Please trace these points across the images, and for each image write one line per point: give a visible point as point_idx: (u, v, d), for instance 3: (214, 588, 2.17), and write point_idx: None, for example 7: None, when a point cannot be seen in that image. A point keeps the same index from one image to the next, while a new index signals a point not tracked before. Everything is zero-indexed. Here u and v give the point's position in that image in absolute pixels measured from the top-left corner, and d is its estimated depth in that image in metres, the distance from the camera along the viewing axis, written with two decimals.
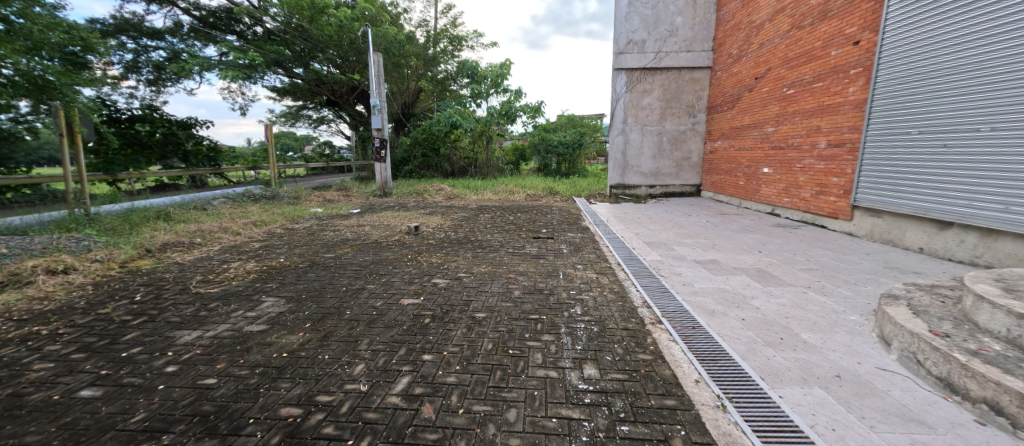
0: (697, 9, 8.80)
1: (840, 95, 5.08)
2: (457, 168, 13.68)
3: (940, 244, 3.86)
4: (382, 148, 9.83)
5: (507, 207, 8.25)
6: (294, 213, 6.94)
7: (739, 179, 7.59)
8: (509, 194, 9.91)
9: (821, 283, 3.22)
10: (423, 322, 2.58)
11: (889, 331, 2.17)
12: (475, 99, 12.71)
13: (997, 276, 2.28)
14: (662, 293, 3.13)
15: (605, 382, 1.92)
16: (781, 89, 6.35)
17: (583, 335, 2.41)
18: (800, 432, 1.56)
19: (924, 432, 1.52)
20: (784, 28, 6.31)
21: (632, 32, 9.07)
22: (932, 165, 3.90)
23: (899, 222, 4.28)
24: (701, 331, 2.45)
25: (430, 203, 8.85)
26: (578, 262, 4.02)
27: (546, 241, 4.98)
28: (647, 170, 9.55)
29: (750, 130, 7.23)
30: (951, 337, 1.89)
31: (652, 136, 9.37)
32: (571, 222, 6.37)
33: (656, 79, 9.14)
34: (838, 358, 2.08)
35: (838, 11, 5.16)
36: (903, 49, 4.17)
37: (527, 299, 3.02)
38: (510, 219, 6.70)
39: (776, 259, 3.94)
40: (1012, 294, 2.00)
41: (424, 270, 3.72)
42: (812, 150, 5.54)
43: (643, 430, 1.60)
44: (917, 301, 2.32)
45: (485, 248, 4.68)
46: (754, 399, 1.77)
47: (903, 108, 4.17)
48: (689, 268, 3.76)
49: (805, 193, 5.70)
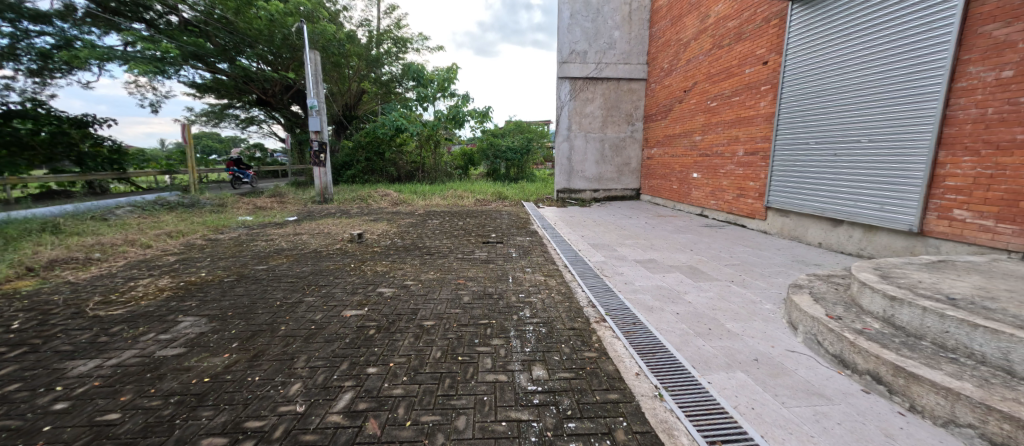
0: (632, 25, 9.42)
1: (753, 109, 5.71)
2: (403, 173, 13.40)
3: (835, 239, 4.43)
4: (321, 152, 9.26)
5: (455, 212, 8.14)
6: (218, 222, 6.34)
7: (673, 184, 8.20)
8: (458, 200, 9.82)
9: (741, 277, 3.58)
10: (367, 334, 2.47)
11: (796, 317, 2.45)
12: (421, 103, 12.46)
13: (875, 264, 2.69)
14: (607, 292, 3.27)
15: (554, 382, 1.97)
16: (706, 101, 6.98)
17: (531, 337, 2.46)
18: (725, 413, 1.71)
19: (824, 403, 1.74)
20: (706, 47, 6.96)
21: (574, 43, 9.42)
22: (827, 171, 4.50)
23: (803, 221, 4.87)
24: (640, 326, 2.60)
25: (374, 209, 8.54)
26: (526, 266, 4.08)
27: (495, 246, 5.01)
28: (591, 175, 9.95)
29: (681, 139, 7.85)
30: (843, 319, 2.18)
31: (595, 142, 9.81)
32: (519, 226, 6.46)
33: (598, 89, 9.60)
34: (755, 343, 2.32)
35: (749, 34, 5.81)
36: (802, 71, 4.81)
37: (476, 305, 3.00)
38: (458, 224, 6.63)
39: (705, 256, 4.30)
40: (886, 279, 2.36)
41: (367, 279, 3.56)
42: (732, 157, 6.15)
43: (588, 424, 1.66)
44: (817, 289, 2.67)
45: (433, 254, 4.59)
46: (687, 386, 1.91)
47: (804, 121, 4.79)
48: (629, 267, 3.99)
49: (726, 197, 6.32)
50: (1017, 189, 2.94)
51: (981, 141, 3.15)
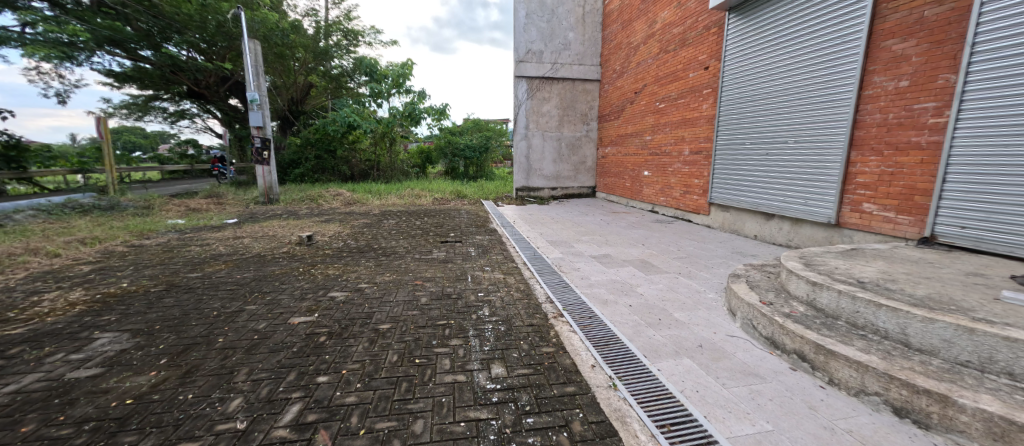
0: (586, 27, 9.69)
1: (697, 111, 6.08)
2: (357, 171, 12.89)
3: (768, 232, 4.84)
4: (264, 149, 8.64)
5: (413, 212, 7.94)
6: (144, 226, 5.72)
7: (626, 182, 8.54)
8: (416, 199, 9.60)
9: (688, 269, 3.81)
10: (317, 341, 2.35)
11: (735, 304, 2.65)
12: (375, 98, 12.03)
13: (801, 254, 2.97)
14: (564, 288, 3.34)
15: (512, 379, 1.98)
16: (654, 103, 7.34)
17: (490, 335, 2.46)
18: (673, 397, 1.82)
19: (758, 382, 1.90)
20: (654, 51, 7.31)
21: (530, 42, 9.51)
22: (761, 169, 4.90)
23: (741, 215, 5.26)
24: (596, 320, 2.69)
25: (326, 209, 8.12)
26: (485, 264, 4.07)
27: (454, 245, 4.95)
28: (549, 173, 10.12)
29: (633, 139, 8.20)
30: (774, 305, 2.39)
31: (552, 141, 9.98)
32: (479, 225, 6.43)
33: (554, 89, 9.77)
34: (700, 331, 2.49)
35: (692, 41, 6.18)
36: (739, 76, 5.19)
37: (434, 305, 2.95)
38: (416, 224, 6.48)
39: (655, 251, 4.53)
40: (810, 267, 2.61)
41: (318, 284, 3.38)
42: (679, 156, 6.52)
43: (546, 418, 1.69)
44: (753, 277, 2.90)
45: (389, 255, 4.45)
46: (639, 375, 2.00)
47: (741, 123, 5.18)
48: (586, 263, 4.11)
49: (674, 194, 6.70)
50: (911, 184, 3.35)
51: (883, 143, 3.57)
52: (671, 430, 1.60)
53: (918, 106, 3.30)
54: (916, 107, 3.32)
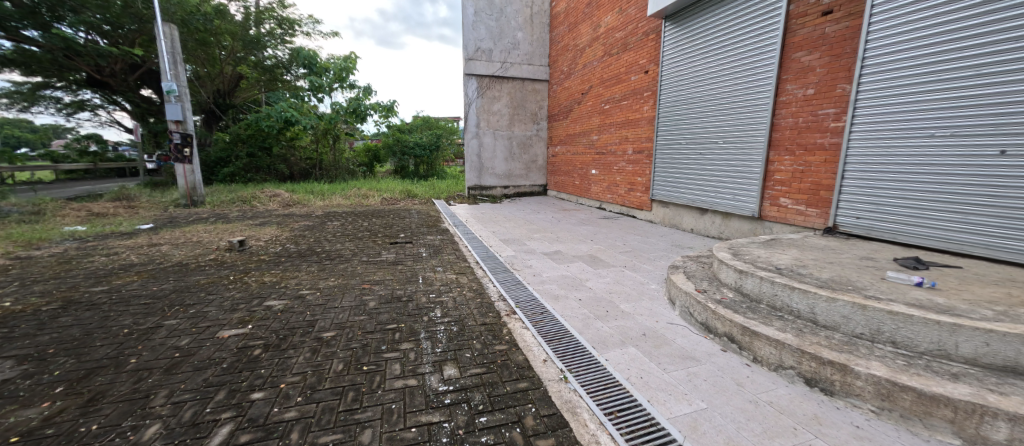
0: (534, 28, 9.83)
1: (639, 113, 6.43)
2: (297, 170, 12.14)
3: (703, 225, 5.23)
4: (185, 146, 7.78)
5: (359, 213, 7.59)
6: (32, 235, 4.92)
7: (575, 180, 8.81)
8: (363, 199, 9.17)
9: (632, 262, 4.02)
10: (252, 355, 2.16)
11: (674, 293, 2.83)
12: (315, 93, 11.39)
13: (730, 244, 3.25)
14: (516, 285, 3.38)
15: (465, 379, 1.97)
16: (600, 104, 7.64)
17: (442, 336, 2.42)
18: (619, 385, 1.91)
19: (694, 365, 2.05)
20: (599, 54, 7.59)
21: (479, 40, 9.45)
22: (695, 168, 5.28)
23: (679, 211, 5.65)
24: (547, 315, 2.75)
25: (261, 212, 7.50)
26: (437, 265, 4.00)
27: (404, 246, 4.81)
28: (501, 171, 10.15)
29: (581, 138, 8.47)
30: (707, 292, 2.59)
31: (503, 140, 10.03)
32: (430, 225, 6.30)
33: (504, 88, 9.81)
34: (643, 320, 2.63)
35: (633, 45, 6.51)
36: (675, 81, 5.56)
37: (383, 309, 2.84)
38: (363, 225, 6.20)
39: (603, 246, 4.72)
40: (737, 256, 2.87)
41: (252, 293, 3.11)
42: (623, 156, 6.85)
43: (499, 416, 1.70)
44: (689, 268, 3.13)
45: (333, 259, 4.21)
46: (588, 366, 2.08)
47: (678, 125, 5.55)
48: (537, 260, 4.18)
49: (620, 191, 7.02)
50: (818, 181, 3.79)
51: (795, 144, 3.99)
52: (617, 416, 1.68)
53: (823, 112, 3.73)
54: (820, 113, 3.75)
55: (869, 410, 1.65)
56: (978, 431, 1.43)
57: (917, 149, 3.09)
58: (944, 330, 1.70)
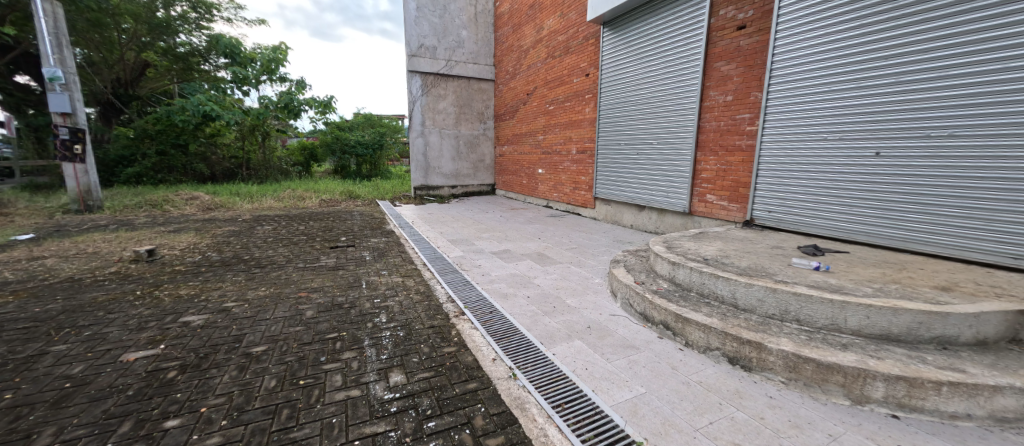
0: (478, 27, 9.79)
1: (581, 114, 6.67)
2: (220, 171, 11.06)
3: (641, 221, 5.56)
4: (75, 142, 6.70)
5: (294, 215, 7.05)
6: None
7: (522, 179, 8.94)
8: (299, 201, 8.54)
9: (578, 258, 4.16)
10: (166, 378, 1.92)
11: (616, 286, 2.98)
12: (239, 85, 10.36)
13: (665, 238, 3.49)
14: (465, 286, 3.35)
15: (412, 385, 1.91)
16: (544, 105, 7.81)
17: (388, 343, 2.33)
18: (566, 378, 1.97)
19: (634, 353, 2.18)
20: (542, 55, 7.75)
21: (422, 37, 9.21)
22: (633, 167, 5.59)
23: (620, 208, 5.96)
24: (496, 314, 2.76)
25: (176, 217, 6.69)
26: (382, 269, 3.84)
27: (345, 250, 4.56)
28: (448, 171, 10.00)
29: (527, 138, 8.60)
30: (645, 284, 2.76)
31: (450, 139, 9.88)
32: (373, 227, 6.03)
33: (449, 86, 9.67)
34: (588, 313, 2.74)
35: (574, 49, 6.73)
36: (614, 85, 5.85)
37: (322, 318, 2.67)
38: (299, 229, 5.78)
39: (550, 243, 4.83)
40: (671, 249, 3.08)
41: (165, 308, 2.77)
42: (567, 155, 7.07)
43: (447, 419, 1.68)
44: (629, 262, 3.31)
45: (264, 266, 3.87)
46: (536, 362, 2.12)
47: (617, 126, 5.85)
48: (486, 259, 4.18)
49: (565, 190, 7.24)
50: (738, 179, 4.20)
51: (718, 146, 4.38)
52: (564, 408, 1.74)
53: (740, 117, 4.13)
54: (738, 117, 4.16)
55: (779, 382, 1.86)
56: (863, 392, 1.68)
57: (815, 150, 3.51)
58: (836, 307, 1.97)
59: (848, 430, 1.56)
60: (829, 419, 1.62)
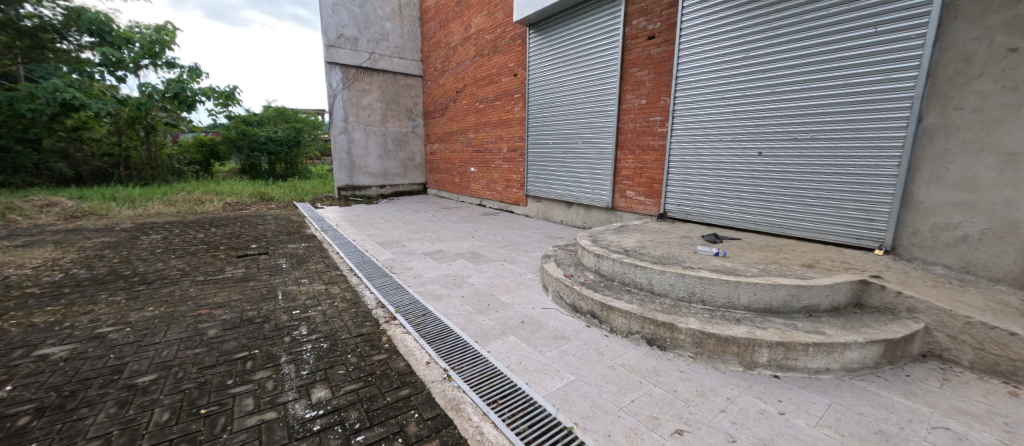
0: (403, 20, 9.42)
1: (511, 113, 6.78)
2: (90, 172, 9.15)
3: (570, 217, 5.82)
4: None
5: (192, 222, 6.15)
6: None
7: (455, 178, 8.83)
8: (196, 205, 7.47)
9: (511, 255, 4.23)
10: (12, 428, 1.56)
11: (547, 280, 3.08)
12: (112, 69, 8.76)
13: (592, 232, 3.70)
14: (395, 289, 3.22)
15: (338, 399, 1.79)
16: (475, 103, 7.78)
17: (309, 356, 2.15)
18: (500, 373, 1.99)
19: (565, 343, 2.28)
20: (471, 53, 7.71)
21: (341, 26, 8.59)
22: (561, 165, 5.83)
23: (550, 204, 6.18)
24: (430, 316, 2.70)
25: (26, 228, 5.44)
26: (301, 277, 3.53)
27: (257, 258, 4.10)
28: (375, 170, 9.50)
29: (458, 136, 8.50)
30: (573, 277, 2.90)
31: (376, 136, 9.39)
32: (291, 232, 5.51)
33: (373, 80, 9.18)
34: (522, 308, 2.81)
35: (502, 49, 6.81)
36: (541, 86, 6.04)
37: (229, 336, 2.38)
38: (198, 237, 5.05)
39: (484, 242, 4.85)
40: (597, 243, 3.28)
41: (11, 342, 2.24)
42: (499, 154, 7.14)
43: (378, 430, 1.60)
44: (559, 256, 3.45)
45: (152, 282, 3.33)
46: (470, 361, 2.12)
47: (546, 126, 6.05)
48: (418, 261, 4.06)
49: (498, 188, 7.30)
50: (653, 176, 4.59)
51: (635, 146, 4.75)
52: (499, 403, 1.76)
53: (652, 119, 4.52)
54: (650, 120, 4.55)
55: (688, 357, 2.08)
56: (752, 358, 1.95)
57: (713, 150, 3.97)
58: (731, 286, 2.26)
59: (742, 393, 1.80)
60: (728, 385, 1.86)
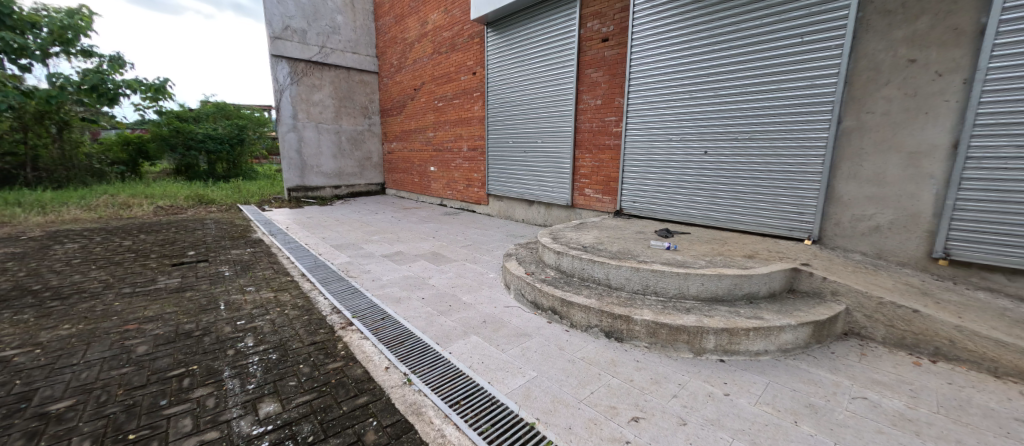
0: (356, 13, 9.05)
1: (470, 112, 6.73)
2: None
3: (531, 215, 5.89)
4: None
5: (116, 228, 5.54)
6: None
7: (414, 177, 8.63)
8: (121, 209, 6.74)
9: (473, 255, 4.20)
10: None
11: (509, 279, 3.09)
12: (13, 57, 7.68)
13: (552, 230, 3.76)
14: (352, 294, 3.09)
15: (290, 412, 1.69)
16: (433, 101, 7.64)
17: (257, 369, 2.02)
18: (462, 374, 1.98)
19: (527, 340, 2.30)
20: (428, 50, 7.55)
21: (288, 17, 8.09)
22: (522, 164, 5.87)
23: (512, 203, 6.21)
24: (389, 320, 2.61)
25: None
26: (247, 284, 3.29)
27: (196, 266, 3.77)
28: (329, 170, 9.06)
29: (416, 134, 8.31)
30: (534, 274, 2.93)
31: (329, 135, 8.96)
32: (235, 237, 5.12)
33: (324, 76, 8.74)
34: (484, 308, 2.80)
35: (460, 46, 6.74)
36: (500, 85, 6.05)
37: (162, 352, 2.17)
38: (124, 245, 4.56)
39: (445, 242, 4.78)
40: (557, 240, 3.33)
41: None
42: (459, 153, 7.07)
43: (333, 441, 1.53)
44: (521, 254, 3.47)
45: (68, 297, 2.95)
46: (432, 363, 2.08)
47: (505, 125, 6.06)
48: (376, 263, 3.93)
49: (459, 187, 7.23)
50: (609, 174, 4.74)
51: (592, 145, 4.89)
52: (461, 404, 1.74)
53: (608, 119, 4.67)
54: (606, 120, 4.70)
55: (644, 347, 2.18)
56: (701, 345, 2.07)
57: (664, 149, 4.15)
58: (682, 278, 2.38)
59: (692, 378, 1.91)
60: (680, 371, 1.96)
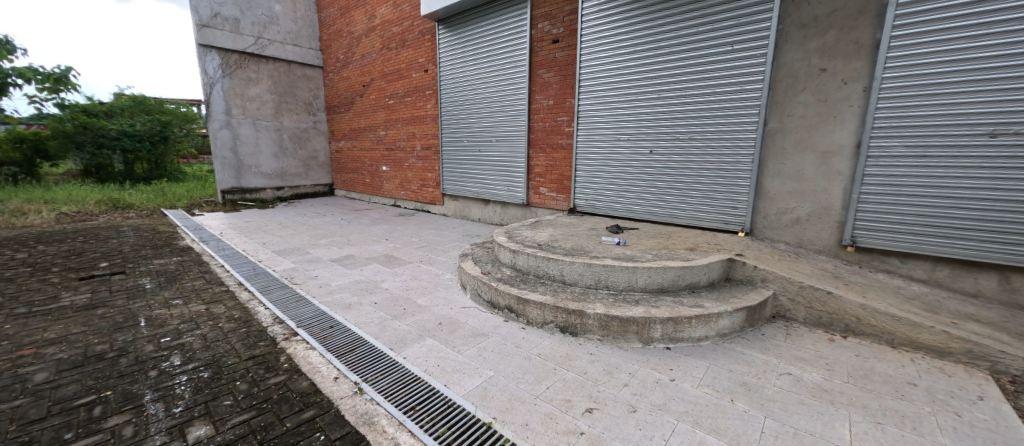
0: (296, 3, 8.49)
1: (423, 110, 6.57)
2: None
3: (487, 214, 5.87)
4: None
5: (6, 239, 4.77)
6: None
7: (365, 177, 8.28)
8: (13, 217, 5.83)
9: (428, 256, 4.11)
10: None
11: (465, 279, 3.06)
12: None
13: (507, 229, 3.77)
14: (297, 302, 2.90)
15: (224, 434, 1.55)
16: (384, 98, 7.37)
17: (185, 389, 1.83)
18: (417, 379, 1.92)
19: (483, 340, 2.29)
20: (377, 45, 7.27)
21: (217, 4, 7.40)
22: (477, 164, 5.83)
23: (467, 203, 6.15)
24: (338, 327, 2.48)
25: None
26: (174, 296, 2.98)
27: (109, 279, 3.34)
28: (270, 170, 8.44)
29: (366, 133, 7.97)
30: (490, 274, 2.92)
31: (269, 132, 8.34)
32: (158, 245, 4.61)
33: (262, 69, 8.13)
34: (440, 310, 2.74)
35: (411, 43, 6.56)
36: (453, 83, 5.97)
37: (66, 379, 1.90)
38: (15, 258, 3.93)
39: (399, 244, 4.63)
40: (513, 239, 3.35)
41: None
42: (412, 152, 6.88)
43: None
44: (477, 254, 3.45)
45: None
46: (384, 370, 2.00)
47: (460, 124, 5.99)
48: (324, 268, 3.72)
49: (413, 187, 7.04)
50: (563, 173, 4.85)
51: (545, 144, 4.97)
52: (416, 410, 1.70)
53: (560, 119, 4.77)
54: (559, 120, 4.79)
55: (597, 339, 2.25)
56: (649, 335, 2.18)
57: (614, 149, 4.31)
58: (631, 271, 2.49)
59: (641, 366, 2.00)
60: (630, 361, 2.05)
